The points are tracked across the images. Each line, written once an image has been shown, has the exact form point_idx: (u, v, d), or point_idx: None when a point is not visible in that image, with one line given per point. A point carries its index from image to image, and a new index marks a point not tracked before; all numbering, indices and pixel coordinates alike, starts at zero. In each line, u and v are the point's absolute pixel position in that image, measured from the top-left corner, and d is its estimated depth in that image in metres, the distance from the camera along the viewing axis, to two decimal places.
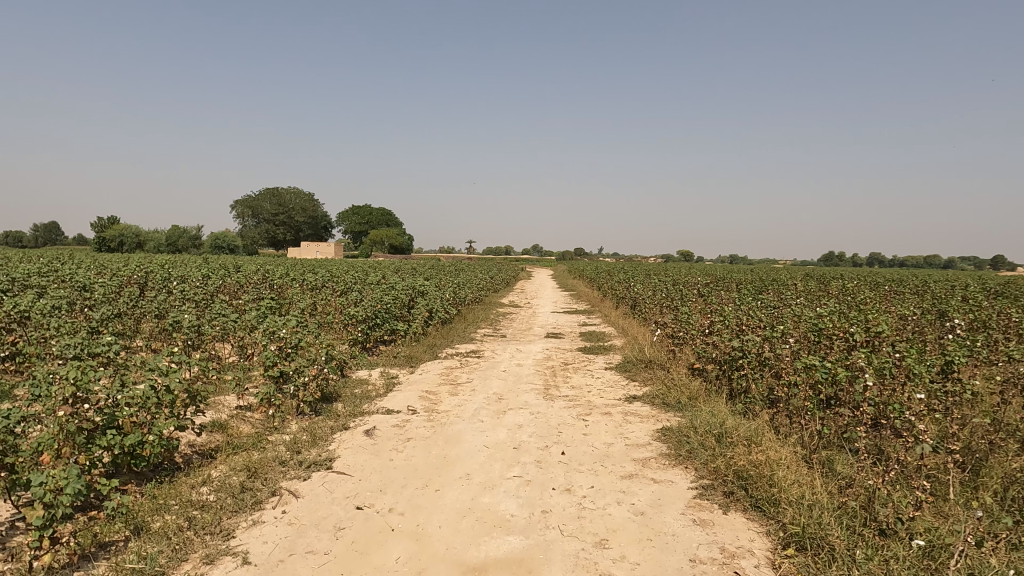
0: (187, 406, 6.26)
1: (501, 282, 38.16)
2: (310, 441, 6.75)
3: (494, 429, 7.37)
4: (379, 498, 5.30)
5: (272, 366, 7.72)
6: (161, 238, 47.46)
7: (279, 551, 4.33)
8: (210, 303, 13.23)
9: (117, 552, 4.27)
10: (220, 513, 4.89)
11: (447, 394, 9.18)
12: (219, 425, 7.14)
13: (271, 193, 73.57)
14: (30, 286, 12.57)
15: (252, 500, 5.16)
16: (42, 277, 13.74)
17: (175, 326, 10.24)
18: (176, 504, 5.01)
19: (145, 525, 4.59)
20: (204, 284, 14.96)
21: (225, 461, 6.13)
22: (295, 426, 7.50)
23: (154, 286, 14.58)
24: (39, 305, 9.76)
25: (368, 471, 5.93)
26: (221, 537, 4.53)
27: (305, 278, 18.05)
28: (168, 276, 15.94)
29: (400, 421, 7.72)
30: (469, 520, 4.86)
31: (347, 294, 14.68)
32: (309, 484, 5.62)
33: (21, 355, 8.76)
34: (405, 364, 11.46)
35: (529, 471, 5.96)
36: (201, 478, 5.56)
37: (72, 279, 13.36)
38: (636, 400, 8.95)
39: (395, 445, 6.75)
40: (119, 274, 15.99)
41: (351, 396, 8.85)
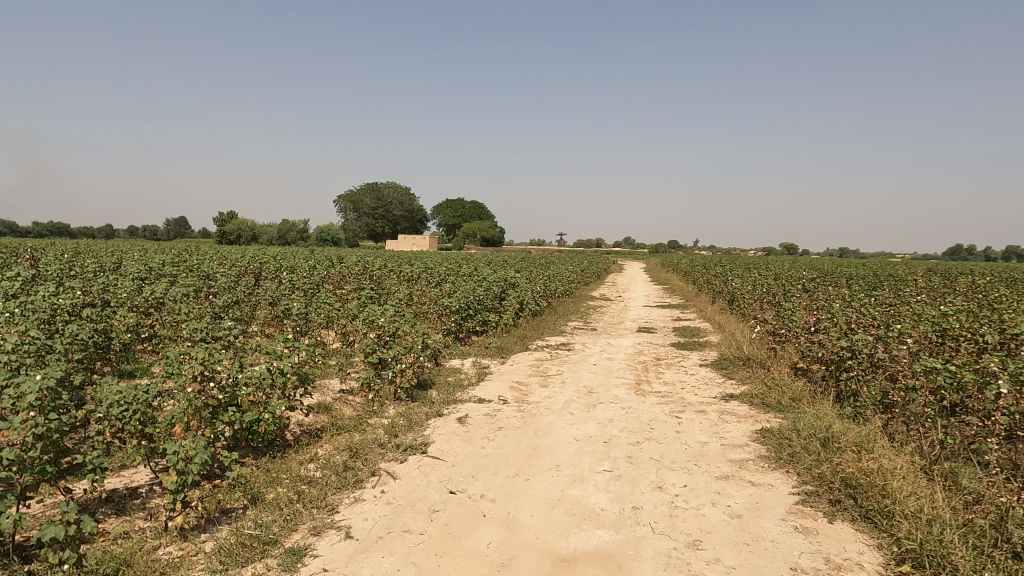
0: (297, 387, 6.75)
1: (592, 273, 38.08)
2: (406, 426, 7.06)
3: (585, 423, 7.34)
4: (472, 484, 5.45)
5: (373, 353, 8.15)
6: (273, 232, 50.71)
7: (378, 529, 4.56)
8: (316, 291, 14.10)
9: (237, 518, 4.67)
10: (326, 489, 5.21)
11: (538, 386, 9.26)
12: (325, 407, 7.61)
13: (372, 189, 77.40)
14: (164, 274, 13.98)
15: (355, 478, 5.47)
16: (175, 267, 15.25)
17: (287, 314, 11.00)
18: (288, 477, 5.42)
19: (261, 496, 5.00)
20: (311, 274, 15.97)
21: (329, 441, 6.53)
22: (392, 410, 7.87)
23: (268, 276, 15.77)
24: (173, 292, 10.86)
25: (461, 457, 6.11)
26: (327, 511, 4.84)
27: (401, 269, 18.79)
28: (279, 267, 17.16)
29: (492, 410, 7.88)
30: (559, 511, 4.89)
31: (441, 286, 15.09)
32: (406, 466, 5.88)
33: (157, 336, 9.80)
34: (496, 354, 11.69)
35: (620, 466, 5.90)
36: (309, 455, 5.97)
37: (199, 269, 14.69)
38: (733, 400, 8.59)
39: (487, 433, 6.90)
40: (238, 264, 17.43)
41: (445, 384, 9.16)
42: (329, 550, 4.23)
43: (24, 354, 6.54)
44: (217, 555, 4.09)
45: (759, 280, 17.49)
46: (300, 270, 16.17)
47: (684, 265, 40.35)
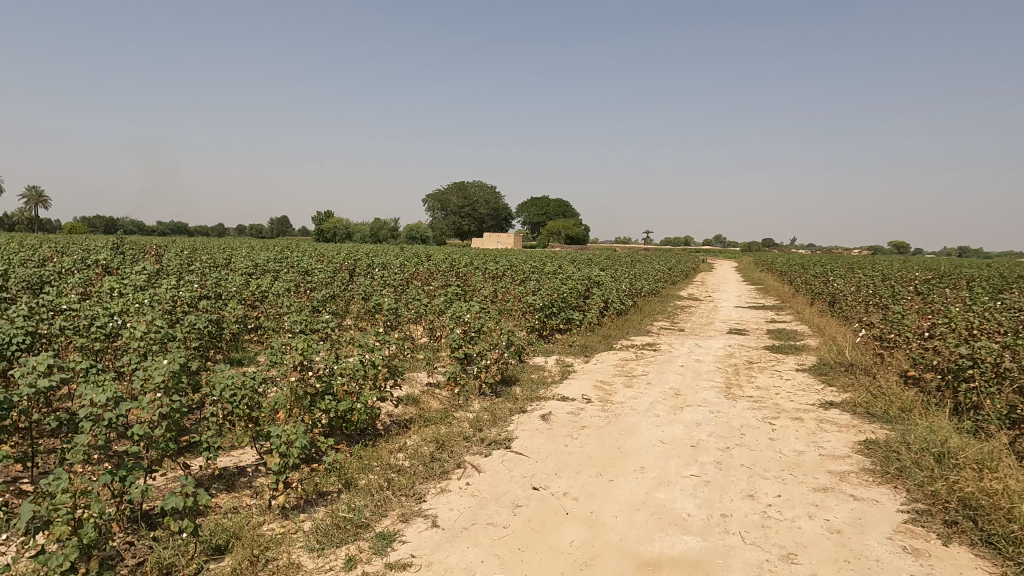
0: (387, 379, 7.04)
1: (680, 272, 37.04)
2: (491, 420, 7.17)
3: (671, 425, 7.16)
4: (555, 481, 5.45)
5: (459, 348, 8.35)
6: (365, 231, 52.99)
7: (463, 520, 4.67)
8: (406, 287, 14.61)
9: (332, 501, 4.94)
10: (414, 478, 5.40)
11: (622, 386, 9.12)
12: (413, 399, 7.88)
13: (459, 188, 79.11)
14: (268, 270, 14.98)
15: (441, 469, 5.62)
16: (278, 263, 16.30)
17: (378, 309, 11.47)
18: (378, 465, 5.66)
19: (354, 481, 5.25)
20: (401, 271, 16.56)
21: (417, 432, 6.75)
22: (477, 405, 8.02)
23: (361, 272, 16.53)
24: (276, 288, 11.62)
25: (544, 454, 6.13)
26: (415, 499, 5.01)
27: (486, 266, 19.09)
28: (372, 263, 17.92)
29: (575, 408, 7.85)
30: (643, 513, 4.80)
31: (525, 284, 15.19)
32: (490, 460, 5.97)
33: (263, 327, 10.52)
34: (580, 353, 11.62)
35: (708, 472, 5.71)
36: (398, 445, 6.20)
37: (299, 265, 15.62)
38: (833, 407, 8.08)
39: (570, 431, 6.88)
40: (334, 261, 18.37)
41: (529, 380, 9.22)
42: (417, 536, 4.38)
43: (150, 341, 7.23)
44: (314, 534, 4.35)
45: (865, 281, 16.32)
46: (391, 267, 16.81)
47: (780, 264, 38.39)
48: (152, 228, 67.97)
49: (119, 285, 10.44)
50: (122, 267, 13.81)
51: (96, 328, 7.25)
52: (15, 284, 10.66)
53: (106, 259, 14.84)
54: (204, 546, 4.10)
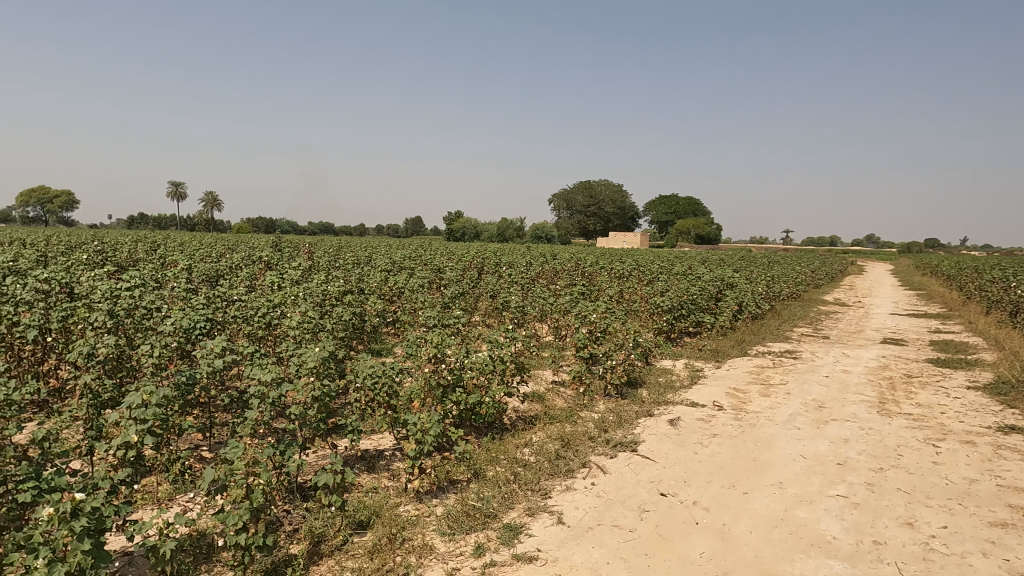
0: (514, 375, 7.20)
1: (824, 274, 34.19)
2: (616, 422, 7.08)
3: (814, 440, 6.64)
4: (684, 489, 5.27)
5: (584, 347, 8.35)
6: (493, 230, 54.48)
7: (589, 519, 4.67)
8: (532, 286, 14.84)
9: (462, 489, 5.15)
10: (540, 474, 5.48)
11: (758, 394, 8.60)
12: (539, 396, 7.99)
13: (585, 187, 78.91)
14: (404, 267, 15.92)
15: (566, 467, 5.65)
16: (413, 261, 17.28)
17: (505, 306, 11.76)
18: (506, 458, 5.81)
19: (483, 472, 5.44)
20: (528, 269, 16.85)
21: (542, 428, 6.84)
22: (602, 405, 7.96)
23: (489, 271, 17.05)
24: (411, 284, 12.33)
25: (673, 460, 5.94)
26: (540, 494, 5.09)
27: (612, 266, 18.86)
28: (499, 262, 18.41)
29: (705, 415, 7.53)
30: (782, 531, 4.50)
31: (653, 284, 14.82)
32: (616, 462, 5.90)
33: (400, 321, 11.20)
34: (711, 357, 11.12)
35: (858, 493, 5.23)
36: (524, 440, 6.33)
37: (432, 263, 16.46)
38: (1015, 432, 7.04)
39: (700, 439, 6.62)
40: (464, 260, 19.13)
41: (656, 383, 8.99)
42: (543, 531, 4.45)
43: (304, 330, 7.99)
44: (446, 519, 4.56)
45: None
46: (518, 266, 17.18)
47: (946, 267, 34.12)
48: (304, 227, 74.86)
49: (279, 279, 11.64)
50: (282, 263, 15.40)
51: (260, 317, 8.16)
52: (197, 276, 12.25)
53: (268, 256, 16.60)
54: (349, 520, 4.47)
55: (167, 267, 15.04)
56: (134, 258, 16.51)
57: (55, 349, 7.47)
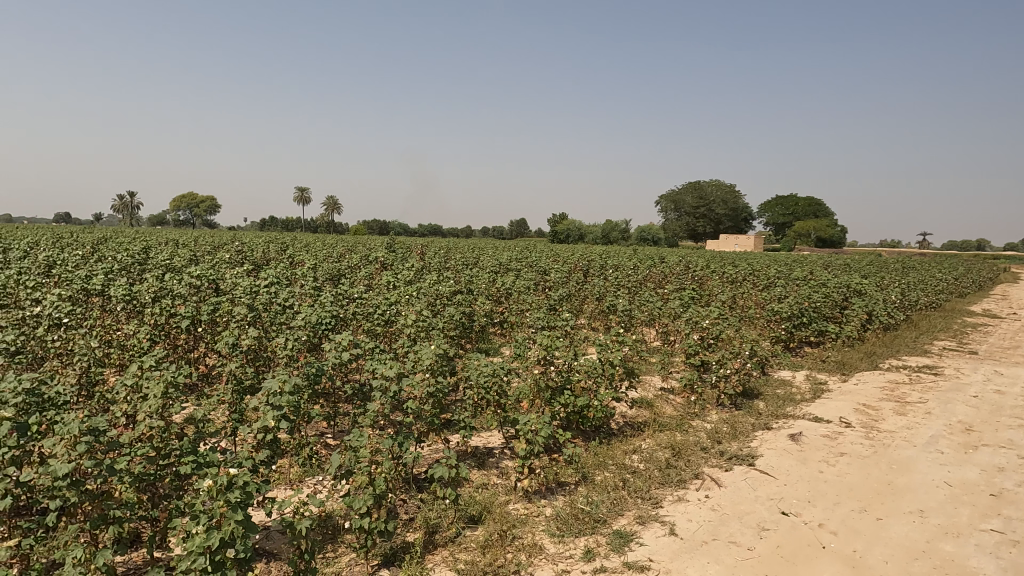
0: (623, 380, 7.08)
1: (970, 282, 30.67)
2: (731, 434, 6.78)
3: (960, 466, 5.98)
4: (808, 509, 4.94)
5: (695, 354, 8.06)
6: (597, 232, 53.96)
7: (703, 533, 4.50)
8: (639, 289, 14.55)
9: (571, 491, 5.16)
10: (650, 482, 5.36)
11: (892, 413, 7.88)
12: (648, 403, 7.82)
13: (694, 188, 76.13)
14: (511, 269, 16.18)
15: (678, 477, 5.48)
16: (520, 262, 17.52)
17: (612, 309, 11.61)
18: (614, 464, 5.74)
19: (591, 476, 5.41)
20: (635, 272, 16.53)
21: (651, 436, 6.68)
22: (714, 415, 7.65)
23: (594, 273, 16.93)
24: (518, 285, 12.50)
25: (794, 478, 5.59)
26: (651, 503, 4.97)
27: (725, 270, 18.04)
28: (605, 264, 18.21)
29: (831, 431, 7.01)
30: (924, 565, 4.10)
31: (770, 290, 14.01)
32: (732, 475, 5.64)
33: (507, 322, 11.40)
34: (836, 370, 10.34)
35: (1017, 529, 4.65)
36: (633, 447, 6.22)
37: (538, 265, 16.59)
38: None
39: (825, 457, 6.17)
40: (570, 262, 19.11)
41: (774, 395, 8.49)
42: (654, 541, 4.35)
43: (418, 328, 8.35)
44: (555, 521, 4.59)
45: None
46: (625, 268, 16.90)
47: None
48: (415, 229, 78.18)
49: (394, 279, 12.26)
50: (397, 264, 16.19)
51: (379, 314, 8.62)
52: (322, 275, 13.18)
53: (384, 257, 17.51)
54: (461, 514, 4.61)
55: (296, 267, 16.32)
56: (268, 258, 18.06)
57: (205, 339, 8.33)
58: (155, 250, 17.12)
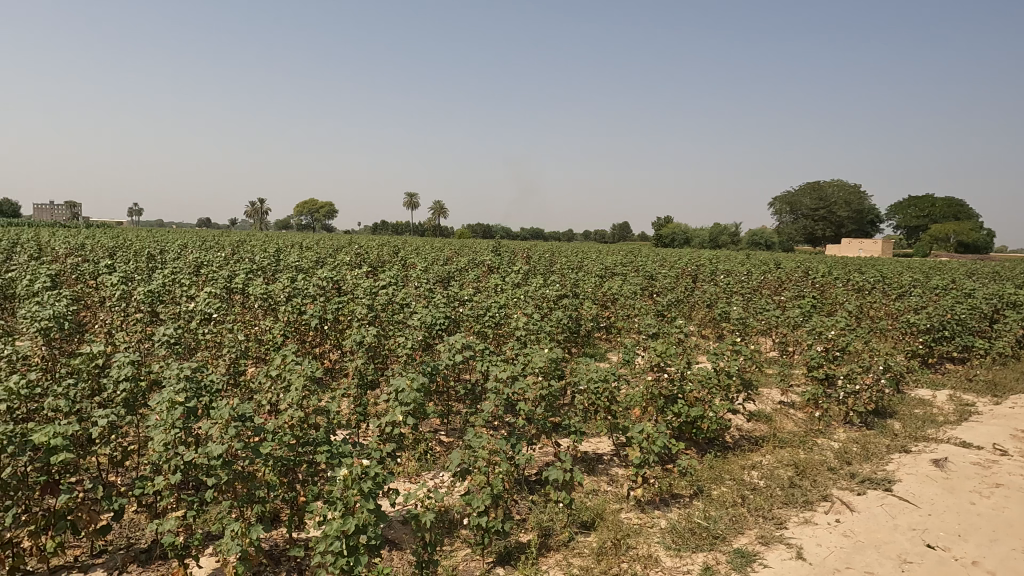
0: (740, 392, 6.76)
1: None
2: (862, 455, 6.27)
3: None
4: (958, 544, 4.47)
5: (819, 367, 7.55)
6: (705, 236, 51.92)
7: (835, 560, 4.21)
8: (753, 295, 13.84)
9: (686, 505, 5.01)
10: (772, 501, 5.08)
11: None
12: (766, 417, 7.42)
13: (814, 189, 71.22)
14: (617, 273, 15.95)
15: (803, 498, 5.15)
16: (626, 267, 17.24)
17: (725, 317, 11.14)
18: (732, 479, 5.51)
19: (707, 490, 5.22)
20: (749, 278, 15.74)
21: (771, 452, 6.33)
22: (842, 434, 7.12)
23: (704, 279, 16.32)
24: (625, 290, 12.30)
25: (940, 508, 5.08)
26: (774, 523, 4.71)
27: (851, 277, 16.73)
28: (716, 270, 17.49)
29: (982, 459, 6.30)
30: None
31: (905, 300, 12.81)
32: (865, 500, 5.22)
33: (613, 327, 11.26)
34: (985, 391, 9.27)
35: None
36: (751, 462, 5.93)
37: (645, 269, 16.23)
38: None
39: (977, 487, 5.55)
40: (678, 266, 18.54)
41: (911, 415, 7.76)
42: (779, 564, 4.12)
43: (527, 331, 8.45)
44: (671, 534, 4.47)
45: None
46: (737, 274, 16.14)
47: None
48: (518, 232, 79.24)
49: (502, 282, 12.50)
50: (504, 267, 16.50)
51: (489, 316, 8.82)
52: (432, 277, 13.70)
53: (491, 261, 17.89)
54: (574, 519, 4.62)
55: (408, 270, 17.12)
56: (383, 260, 19.07)
57: (329, 336, 8.93)
58: (284, 253, 18.60)
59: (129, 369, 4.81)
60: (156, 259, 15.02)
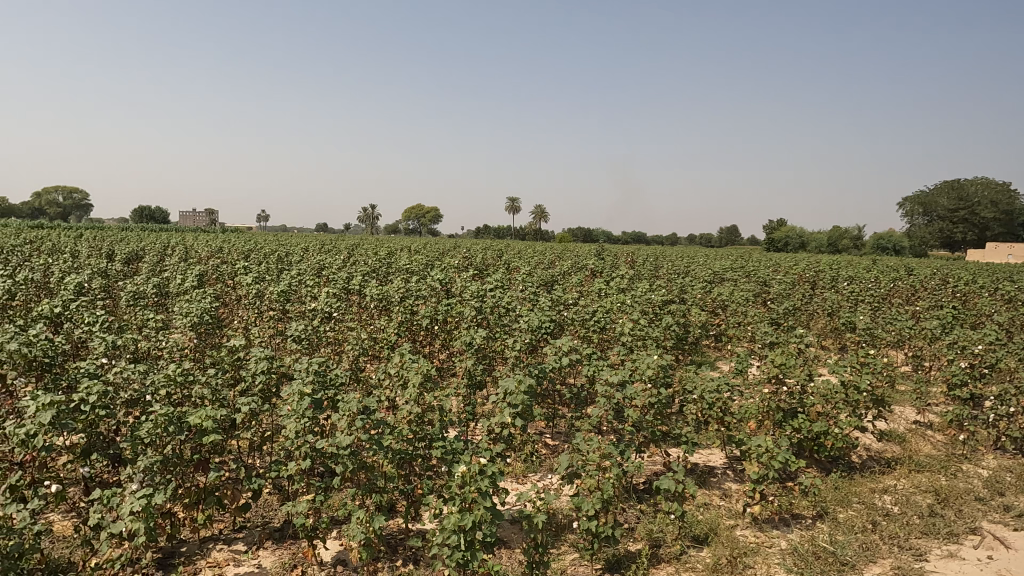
0: (869, 408, 6.24)
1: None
2: (1018, 486, 5.58)
3: None
4: None
5: (964, 386, 6.81)
6: (824, 240, 48.50)
7: None
8: (882, 304, 12.73)
9: (808, 526, 4.71)
10: (909, 530, 4.64)
11: None
12: (899, 437, 6.80)
13: (953, 188, 64.38)
14: (727, 279, 15.28)
15: (946, 529, 4.67)
16: (737, 272, 16.46)
17: (850, 327, 10.33)
18: (860, 502, 5.10)
19: (832, 513, 4.87)
20: (877, 286, 14.50)
21: (906, 476, 5.79)
22: (991, 461, 6.37)
23: (825, 286, 15.23)
24: (737, 296, 11.76)
25: None
26: (912, 554, 4.31)
27: (1001, 286, 14.93)
28: (838, 276, 16.27)
29: None
30: None
31: None
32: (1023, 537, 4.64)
33: (724, 335, 10.81)
34: None
35: None
36: (883, 486, 5.46)
37: (758, 275, 15.43)
38: None
39: None
40: (795, 272, 17.43)
41: None
42: None
43: (634, 337, 8.30)
44: (792, 556, 4.22)
45: None
46: (863, 281, 14.92)
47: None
48: (619, 236, 78.06)
49: (606, 287, 12.37)
50: (608, 272, 16.33)
51: (594, 321, 8.76)
52: (536, 281, 13.82)
53: (595, 265, 17.77)
54: (686, 532, 4.48)
55: (512, 274, 17.39)
56: (487, 264, 19.49)
57: (439, 336, 9.26)
58: (395, 256, 19.51)
59: (264, 362, 5.24)
60: (283, 262, 16.31)
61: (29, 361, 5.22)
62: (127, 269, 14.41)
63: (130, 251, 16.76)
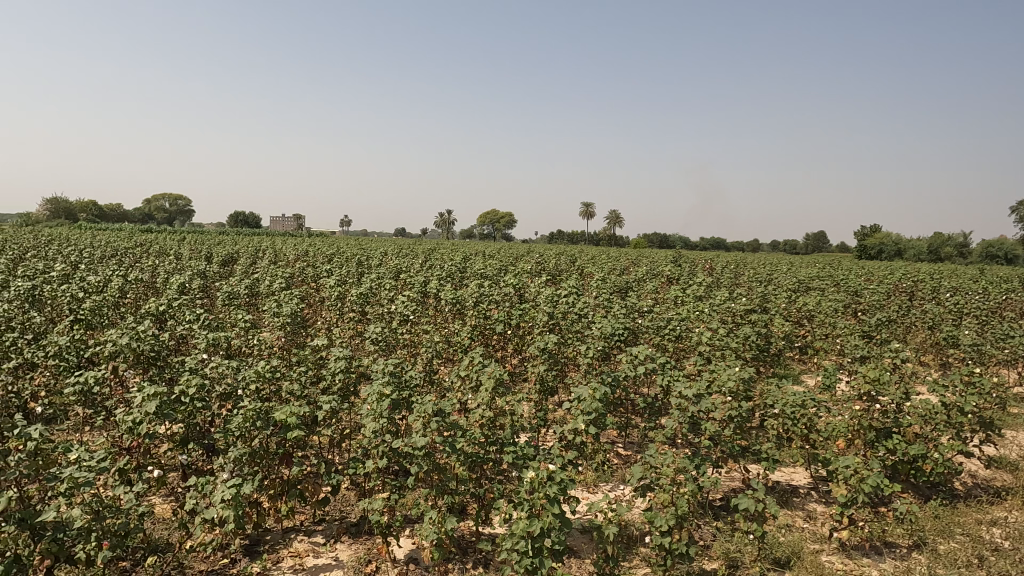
0: (976, 431, 5.72)
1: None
2: None
3: None
4: None
5: None
6: (924, 247, 45.14)
7: None
8: (992, 318, 11.67)
9: (903, 557, 4.37)
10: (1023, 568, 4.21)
11: None
12: (1012, 465, 6.19)
13: None
14: (814, 288, 14.51)
15: None
16: (825, 281, 15.59)
17: (954, 342, 9.52)
18: (964, 534, 4.69)
19: (930, 544, 4.50)
20: (986, 298, 13.31)
21: (1019, 509, 5.27)
22: None
23: (925, 297, 14.14)
24: (825, 307, 11.13)
25: None
26: None
27: None
28: (941, 286, 15.07)
29: None
30: None
31: None
32: None
33: (810, 348, 10.26)
34: None
35: None
36: (991, 518, 4.99)
37: (848, 284, 14.55)
38: None
39: None
40: (891, 282, 16.30)
41: None
42: None
43: (712, 348, 8.02)
44: None
45: None
46: (970, 293, 13.75)
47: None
48: (697, 242, 75.86)
49: (683, 295, 12.04)
50: (685, 279, 15.89)
51: (670, 330, 8.54)
52: (611, 287, 13.65)
53: (671, 271, 17.34)
54: (765, 554, 4.27)
55: (586, 280, 17.26)
56: (561, 269, 19.45)
57: (512, 341, 9.31)
58: (470, 261, 19.84)
59: (345, 361, 5.44)
60: (363, 265, 16.94)
61: (139, 354, 5.67)
62: (223, 270, 15.41)
63: (226, 254, 17.89)
